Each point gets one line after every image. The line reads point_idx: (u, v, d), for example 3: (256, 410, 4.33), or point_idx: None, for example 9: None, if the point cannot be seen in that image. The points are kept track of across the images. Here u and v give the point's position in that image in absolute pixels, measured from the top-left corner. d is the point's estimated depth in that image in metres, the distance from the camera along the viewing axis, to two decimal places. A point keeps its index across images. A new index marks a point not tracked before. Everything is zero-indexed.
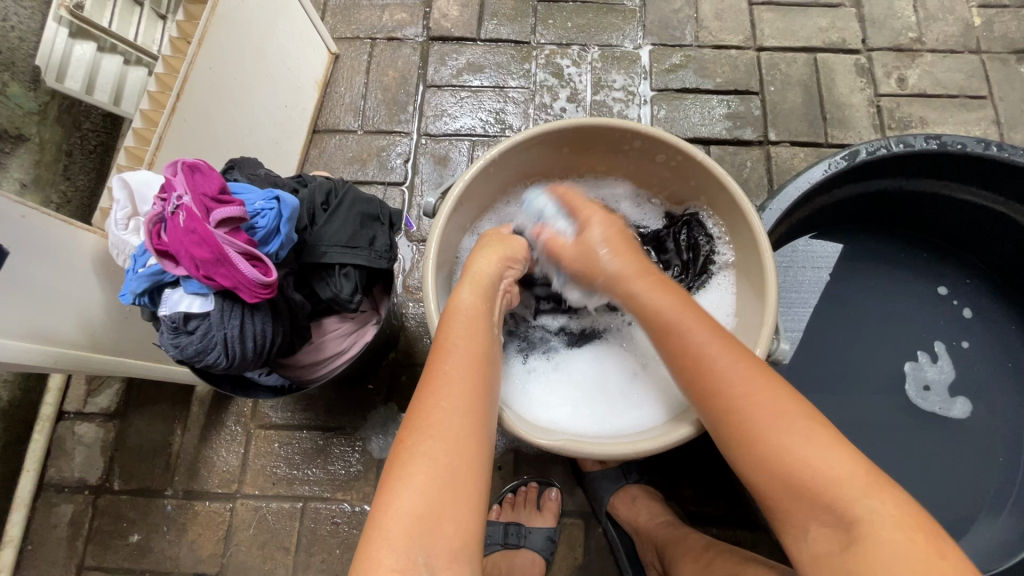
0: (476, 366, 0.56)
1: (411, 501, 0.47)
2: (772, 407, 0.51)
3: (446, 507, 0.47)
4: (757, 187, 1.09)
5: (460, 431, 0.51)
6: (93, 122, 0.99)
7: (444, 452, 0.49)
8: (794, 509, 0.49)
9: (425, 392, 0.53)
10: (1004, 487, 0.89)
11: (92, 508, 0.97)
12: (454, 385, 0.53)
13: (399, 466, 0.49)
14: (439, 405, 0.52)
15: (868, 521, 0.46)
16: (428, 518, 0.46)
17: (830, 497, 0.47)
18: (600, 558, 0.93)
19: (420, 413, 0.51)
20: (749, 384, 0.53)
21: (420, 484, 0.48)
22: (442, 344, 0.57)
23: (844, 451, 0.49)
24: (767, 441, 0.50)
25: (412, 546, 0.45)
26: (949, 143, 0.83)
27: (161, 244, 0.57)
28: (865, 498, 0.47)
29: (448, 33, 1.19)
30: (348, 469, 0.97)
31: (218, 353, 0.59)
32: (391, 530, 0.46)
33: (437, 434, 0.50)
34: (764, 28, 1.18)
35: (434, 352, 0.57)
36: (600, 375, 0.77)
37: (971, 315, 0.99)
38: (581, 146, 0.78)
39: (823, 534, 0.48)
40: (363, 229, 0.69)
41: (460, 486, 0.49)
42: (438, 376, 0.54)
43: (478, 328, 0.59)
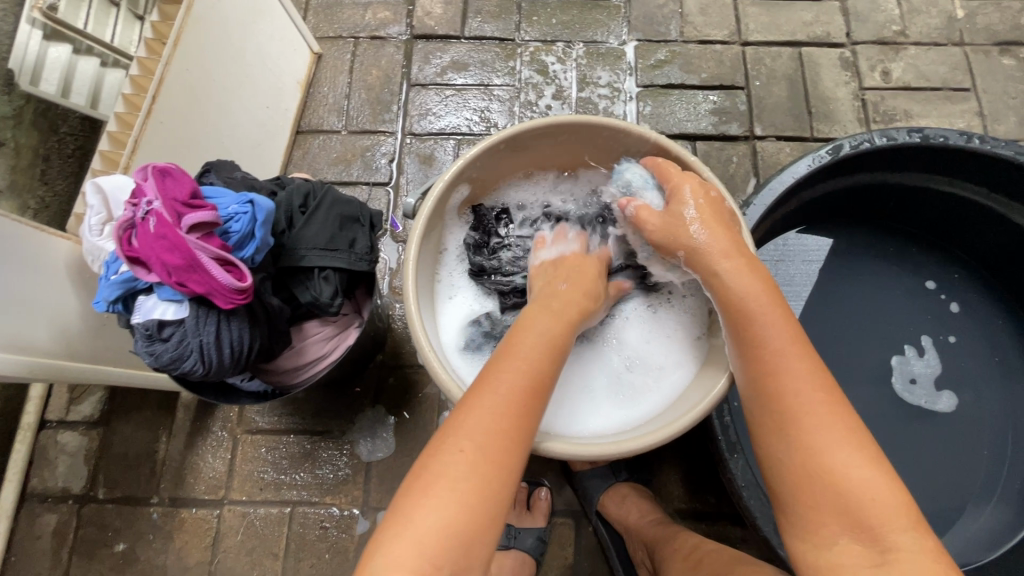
0: (536, 383, 0.53)
1: (440, 516, 0.46)
2: (833, 424, 0.50)
3: (474, 521, 0.47)
4: (743, 183, 1.08)
5: (504, 445, 0.50)
6: (71, 125, 0.95)
7: (485, 467, 0.48)
8: (826, 521, 0.49)
9: (472, 403, 0.51)
10: (990, 479, 0.90)
11: (76, 518, 0.96)
12: (508, 401, 0.51)
13: (432, 479, 0.48)
14: (487, 420, 0.50)
15: (907, 551, 0.46)
16: (455, 532, 0.46)
17: (875, 522, 0.47)
18: (590, 557, 0.92)
19: (467, 426, 0.50)
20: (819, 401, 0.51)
21: (451, 500, 0.47)
22: (509, 356, 0.54)
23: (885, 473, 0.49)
24: (826, 458, 0.49)
25: (439, 558, 0.45)
26: (931, 136, 0.83)
27: (131, 251, 0.56)
28: (906, 528, 0.47)
29: (432, 31, 1.18)
30: (337, 473, 0.96)
31: (195, 360, 0.59)
32: (416, 543, 0.45)
33: (483, 451, 0.49)
34: (749, 23, 1.18)
35: (495, 361, 0.55)
36: (582, 372, 0.76)
37: (958, 309, 0.99)
38: (566, 146, 0.77)
39: (850, 548, 0.47)
40: (342, 231, 0.68)
41: (491, 500, 0.48)
42: (494, 390, 0.52)
43: (547, 341, 0.57)
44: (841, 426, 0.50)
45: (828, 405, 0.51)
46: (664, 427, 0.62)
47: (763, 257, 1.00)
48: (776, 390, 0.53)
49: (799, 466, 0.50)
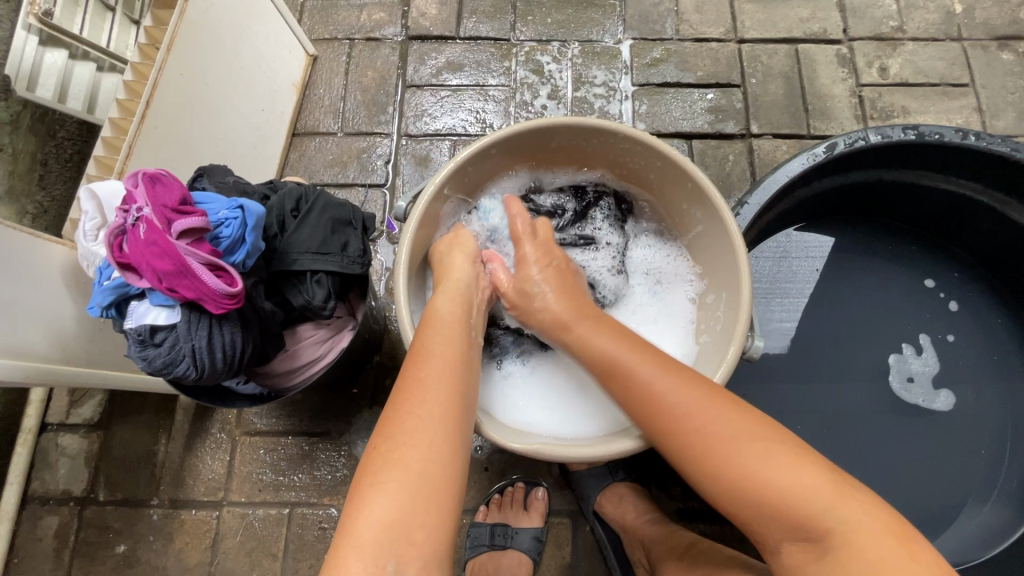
0: (455, 374, 0.56)
1: (383, 508, 0.46)
2: (728, 428, 0.54)
3: (417, 512, 0.47)
4: (740, 181, 1.08)
5: (435, 434, 0.51)
6: (68, 130, 0.97)
7: (419, 456, 0.49)
8: (770, 531, 0.51)
9: (399, 398, 0.53)
10: (988, 477, 0.90)
11: (77, 520, 0.96)
12: (429, 392, 0.53)
13: (374, 472, 0.48)
14: (414, 412, 0.51)
15: (842, 535, 0.47)
16: (397, 525, 0.46)
17: (806, 514, 0.48)
18: (588, 556, 0.92)
19: (396, 419, 0.51)
20: (703, 408, 0.55)
21: (389, 491, 0.47)
22: (421, 352, 0.57)
23: (805, 461, 0.51)
24: (736, 467, 0.52)
25: (383, 552, 0.44)
26: (927, 133, 0.83)
27: (124, 257, 0.56)
28: (834, 509, 0.48)
29: (427, 32, 1.18)
30: (335, 474, 0.96)
31: (188, 365, 0.59)
32: (362, 538, 0.45)
33: (413, 441, 0.50)
34: (745, 20, 1.18)
35: (410, 360, 0.57)
36: (579, 374, 0.76)
37: (958, 308, 0.99)
38: (553, 148, 0.78)
39: (800, 552, 0.49)
40: (334, 235, 0.68)
41: (434, 491, 0.48)
42: (412, 383, 0.54)
43: (455, 336, 0.60)
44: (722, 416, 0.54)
45: (704, 410, 0.55)
46: None
47: (759, 254, 1.00)
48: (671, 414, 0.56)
49: (719, 487, 0.53)
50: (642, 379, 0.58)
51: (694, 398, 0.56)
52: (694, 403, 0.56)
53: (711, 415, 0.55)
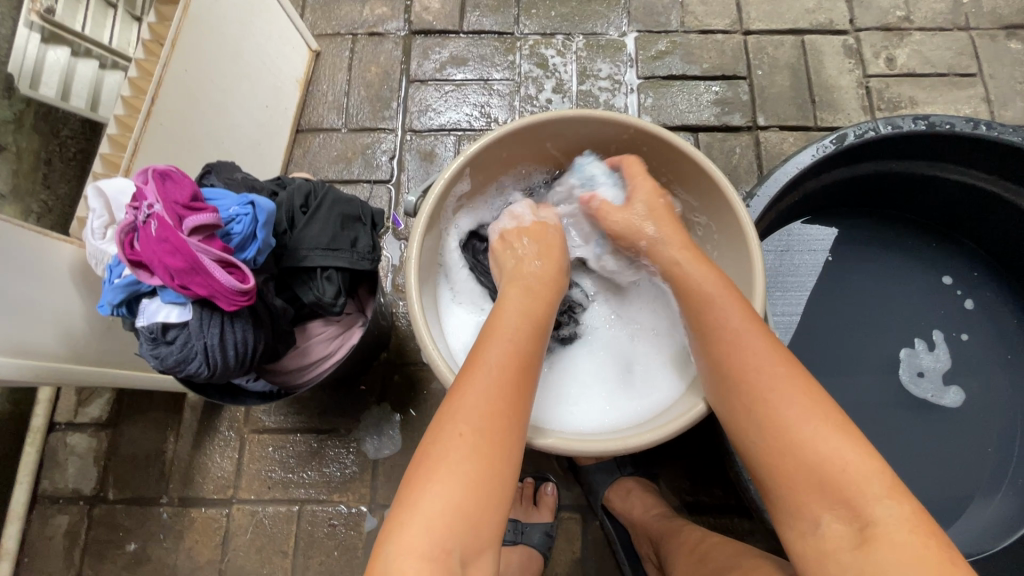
0: (519, 368, 0.56)
1: (444, 501, 0.48)
2: (807, 410, 0.51)
3: (477, 507, 0.48)
4: (747, 173, 1.08)
5: (500, 428, 0.52)
6: (71, 128, 0.95)
7: (482, 452, 0.50)
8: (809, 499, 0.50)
9: (459, 394, 0.53)
10: (997, 470, 0.89)
11: (87, 519, 0.96)
12: (498, 390, 0.53)
13: (431, 467, 0.49)
14: (478, 405, 0.52)
15: (883, 520, 0.46)
16: (461, 517, 0.47)
17: (850, 493, 0.48)
18: (598, 551, 0.92)
19: (456, 417, 0.52)
20: (779, 382, 0.53)
21: (452, 486, 0.48)
22: (486, 342, 0.57)
23: (861, 444, 0.50)
24: (799, 437, 0.51)
25: (446, 541, 0.46)
26: (937, 123, 0.82)
27: (134, 254, 0.56)
28: (881, 498, 0.47)
29: (430, 26, 1.17)
30: (344, 470, 0.96)
31: (200, 362, 0.59)
32: (422, 526, 0.47)
33: (477, 437, 0.51)
34: (750, 11, 1.17)
35: (474, 350, 0.57)
36: (596, 370, 0.76)
37: (973, 306, 0.98)
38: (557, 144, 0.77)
39: (835, 526, 0.48)
40: (344, 230, 0.68)
41: (491, 486, 0.49)
42: (479, 377, 0.54)
43: (525, 334, 0.59)
44: (800, 401, 0.52)
45: (791, 392, 0.53)
46: (668, 422, 0.62)
47: (766, 247, 1.00)
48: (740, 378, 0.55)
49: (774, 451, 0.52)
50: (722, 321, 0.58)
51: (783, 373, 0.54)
52: (779, 372, 0.54)
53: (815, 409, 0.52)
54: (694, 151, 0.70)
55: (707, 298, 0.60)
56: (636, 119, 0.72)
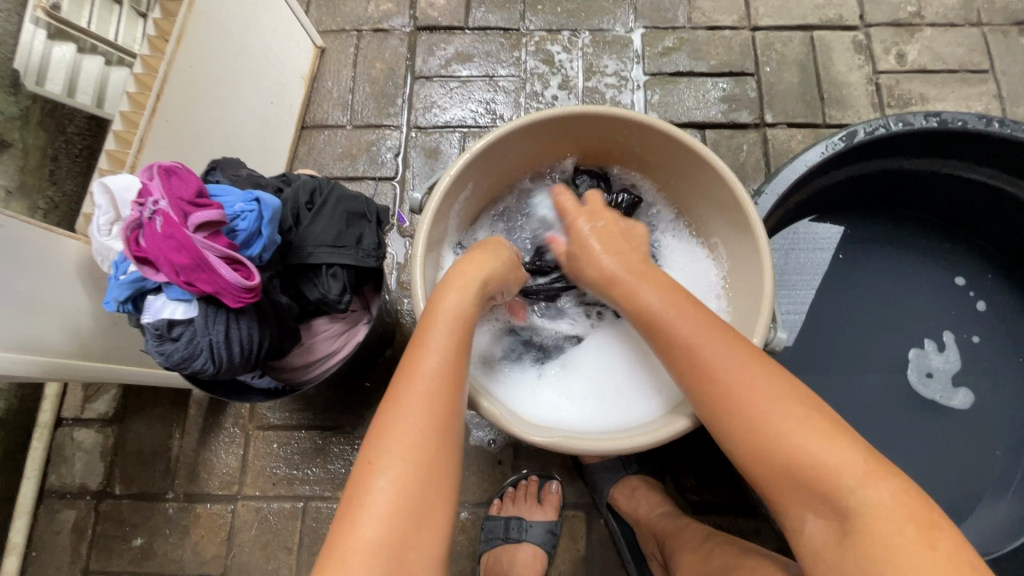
0: (452, 377, 0.53)
1: (374, 529, 0.46)
2: (778, 404, 0.50)
3: (406, 533, 0.46)
4: (754, 171, 1.07)
5: (426, 447, 0.49)
6: (77, 125, 0.97)
7: (410, 475, 0.48)
8: (785, 496, 0.50)
9: (397, 408, 0.50)
10: (1005, 471, 0.89)
11: (94, 514, 0.97)
12: (425, 404, 0.51)
13: (363, 491, 0.47)
14: (407, 423, 0.50)
15: (863, 510, 0.45)
16: (389, 546, 0.45)
17: (830, 489, 0.47)
18: (602, 550, 0.92)
19: (385, 436, 0.49)
20: (744, 375, 0.52)
21: (381, 511, 0.46)
22: (419, 350, 0.54)
23: (841, 436, 0.48)
24: (771, 432, 0.50)
25: (372, 572, 0.44)
26: (949, 120, 0.82)
27: (140, 250, 0.56)
28: (858, 486, 0.46)
29: (436, 22, 1.17)
30: (349, 467, 0.96)
31: (205, 359, 0.59)
32: (354, 556, 0.44)
33: (403, 456, 0.48)
34: (758, 7, 1.16)
35: (406, 359, 0.54)
36: (607, 367, 0.75)
37: (985, 308, 0.97)
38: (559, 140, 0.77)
39: (819, 523, 0.48)
40: (349, 228, 0.68)
41: (420, 512, 0.47)
42: (410, 391, 0.51)
43: (459, 338, 0.55)
44: (769, 395, 0.51)
45: (757, 392, 0.51)
46: (673, 421, 0.61)
47: (773, 246, 0.99)
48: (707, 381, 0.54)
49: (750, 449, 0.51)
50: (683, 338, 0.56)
51: (741, 370, 0.52)
52: (741, 369, 0.53)
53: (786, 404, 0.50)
54: (701, 146, 0.69)
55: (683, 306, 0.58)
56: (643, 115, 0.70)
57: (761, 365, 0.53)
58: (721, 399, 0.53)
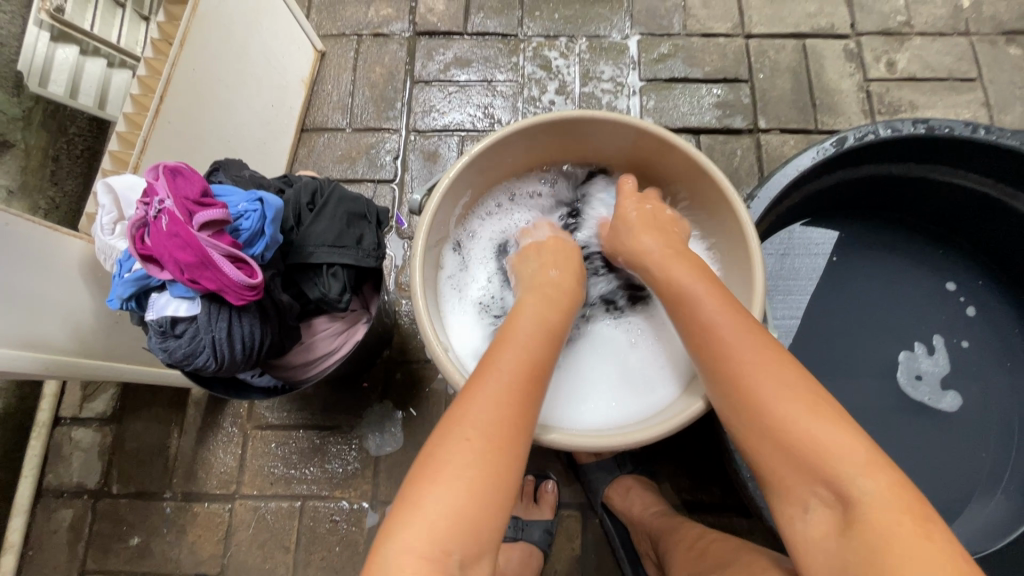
0: (532, 371, 0.55)
1: (455, 500, 0.48)
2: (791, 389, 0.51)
3: (486, 505, 0.48)
4: (747, 176, 1.09)
5: (514, 431, 0.52)
6: (79, 127, 0.98)
7: (496, 454, 0.50)
8: (791, 486, 0.50)
9: (478, 392, 0.53)
10: (994, 472, 0.90)
11: (91, 513, 0.97)
12: (516, 388, 0.54)
13: (444, 464, 0.49)
14: (499, 406, 0.52)
15: (862, 500, 0.47)
16: (468, 515, 0.47)
17: (832, 475, 0.48)
18: (598, 549, 0.93)
19: (474, 414, 0.51)
20: (758, 360, 0.54)
21: (465, 483, 0.48)
22: (513, 344, 0.57)
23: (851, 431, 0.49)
24: (778, 420, 0.51)
25: (450, 540, 0.46)
26: (936, 127, 0.83)
27: (145, 249, 0.57)
28: (866, 475, 0.47)
29: (435, 28, 1.18)
30: (346, 467, 0.97)
31: (208, 356, 0.60)
32: (431, 524, 0.47)
33: (493, 436, 0.51)
34: (752, 15, 1.18)
35: (497, 351, 0.57)
36: (601, 366, 0.76)
37: (974, 313, 0.98)
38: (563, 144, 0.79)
39: (821, 513, 0.49)
40: (350, 228, 0.69)
41: (502, 488, 0.49)
42: (502, 378, 0.54)
43: (548, 340, 0.60)
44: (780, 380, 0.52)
45: (774, 377, 0.52)
46: (666, 420, 0.62)
47: (766, 250, 1.01)
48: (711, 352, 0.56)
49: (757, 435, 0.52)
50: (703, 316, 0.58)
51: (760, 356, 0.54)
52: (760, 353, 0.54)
53: (801, 396, 0.51)
54: (687, 144, 0.71)
55: (688, 299, 0.60)
56: (643, 121, 0.72)
57: (774, 347, 0.55)
58: (733, 382, 0.54)
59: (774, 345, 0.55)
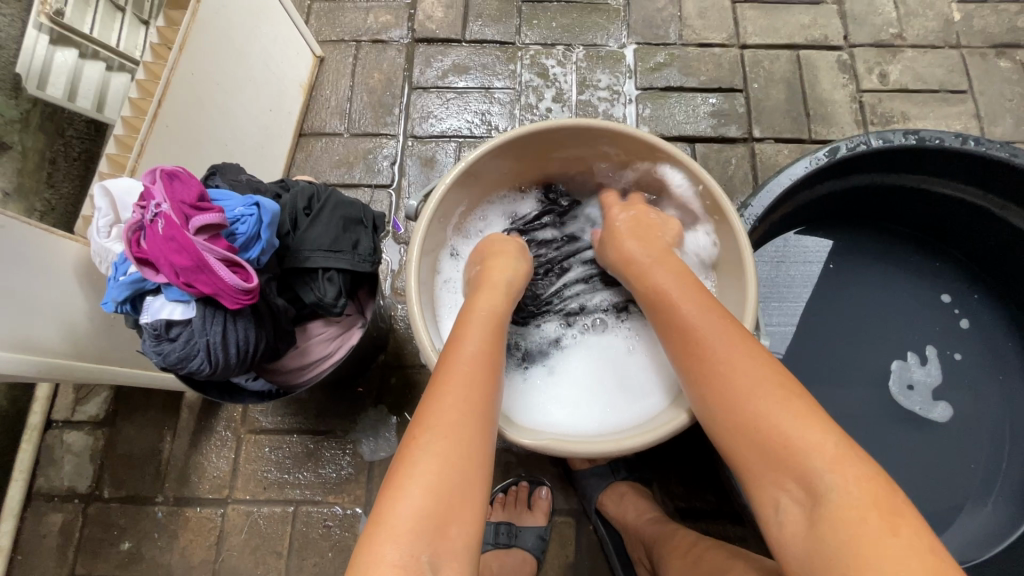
0: (488, 365, 0.57)
1: (418, 499, 0.47)
2: (759, 389, 0.52)
3: (451, 506, 0.48)
4: (742, 184, 1.09)
5: (470, 431, 0.52)
6: (77, 129, 0.97)
7: (454, 450, 0.50)
8: (763, 479, 0.51)
9: (441, 389, 0.54)
10: (985, 482, 0.91)
11: (82, 517, 0.97)
12: (468, 384, 0.54)
13: (407, 464, 0.49)
14: (451, 405, 0.52)
15: (829, 491, 0.46)
16: (435, 517, 0.47)
17: (799, 465, 0.48)
18: (591, 556, 0.93)
19: (428, 415, 0.52)
20: (735, 359, 0.55)
21: (427, 482, 0.48)
22: (457, 344, 0.58)
23: (819, 424, 0.50)
24: (761, 417, 0.51)
25: (417, 543, 0.46)
26: (927, 138, 0.84)
27: (141, 252, 0.57)
28: (829, 466, 0.47)
29: (433, 35, 1.19)
30: (339, 472, 0.97)
31: (201, 360, 0.60)
32: (397, 526, 0.46)
33: (450, 434, 0.51)
34: (747, 26, 1.19)
35: (445, 355, 0.58)
36: (595, 372, 0.77)
37: (968, 326, 0.99)
38: (559, 148, 0.78)
39: (790, 509, 0.49)
40: (345, 233, 0.69)
41: (465, 488, 0.49)
42: (451, 376, 0.55)
43: (491, 335, 0.60)
44: (751, 370, 0.53)
45: (745, 373, 0.53)
46: (657, 427, 0.63)
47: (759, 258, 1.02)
48: (693, 348, 0.58)
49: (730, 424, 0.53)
50: (680, 318, 0.60)
51: (731, 348, 0.55)
52: (734, 350, 0.55)
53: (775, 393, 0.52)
54: (637, 129, 0.72)
55: (667, 298, 0.62)
56: (636, 130, 0.72)
57: (759, 349, 0.56)
58: (710, 380, 0.55)
59: (762, 350, 0.56)
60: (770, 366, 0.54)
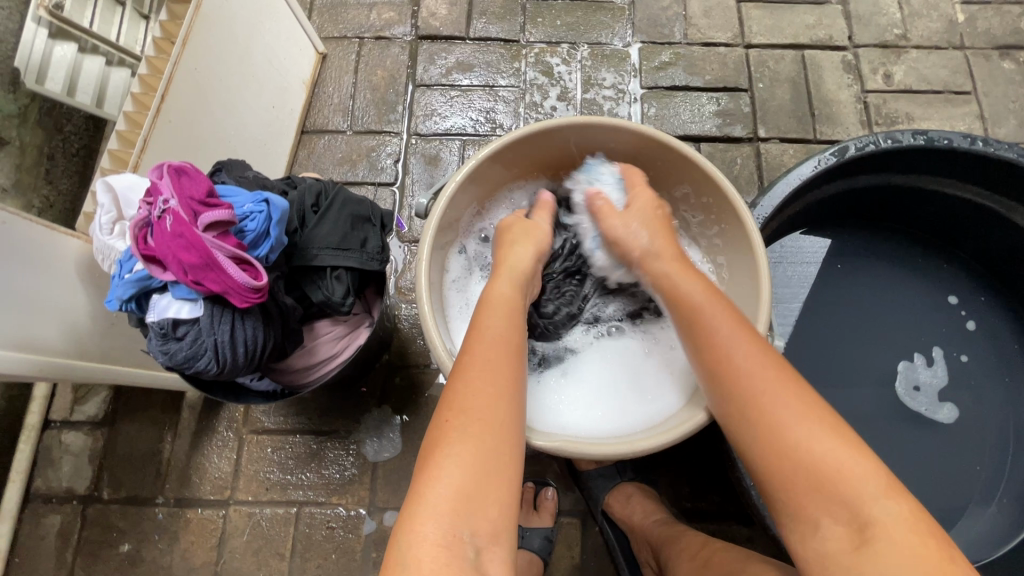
0: (513, 349, 0.56)
1: (454, 478, 0.47)
2: (802, 414, 0.52)
3: (483, 487, 0.47)
4: (747, 184, 1.09)
5: (501, 413, 0.51)
6: (75, 125, 0.95)
7: (485, 432, 0.49)
8: (809, 508, 0.50)
9: (470, 373, 0.53)
10: (991, 483, 0.91)
11: (81, 519, 0.95)
12: (498, 366, 0.54)
13: (441, 445, 0.49)
14: (481, 387, 0.52)
15: (882, 520, 0.47)
16: (470, 495, 0.47)
17: (848, 496, 0.48)
18: (597, 557, 0.92)
19: (459, 397, 0.51)
20: (774, 386, 0.53)
21: (461, 462, 0.48)
22: (480, 327, 0.57)
23: (863, 452, 0.50)
24: (804, 445, 0.50)
25: (456, 522, 0.46)
26: (936, 138, 0.84)
27: (148, 250, 0.56)
28: (884, 497, 0.47)
29: (437, 32, 1.18)
30: (343, 473, 0.96)
31: (209, 359, 0.59)
32: (437, 504, 0.46)
33: (481, 416, 0.50)
34: (752, 25, 1.19)
35: (471, 336, 0.57)
36: (606, 373, 0.76)
37: (974, 327, 0.99)
38: (571, 146, 0.78)
39: (834, 533, 0.48)
40: (354, 231, 0.68)
41: (499, 467, 0.49)
42: (479, 358, 0.54)
43: (514, 318, 0.60)
44: (791, 395, 0.53)
45: (784, 398, 0.53)
46: (672, 428, 0.62)
47: None
48: (726, 372, 0.56)
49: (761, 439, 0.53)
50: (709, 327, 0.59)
51: (769, 376, 0.54)
52: (772, 374, 0.54)
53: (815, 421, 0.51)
54: (657, 130, 0.72)
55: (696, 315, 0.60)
56: (648, 128, 0.72)
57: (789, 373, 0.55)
58: (745, 402, 0.54)
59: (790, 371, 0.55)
60: (808, 394, 0.54)
